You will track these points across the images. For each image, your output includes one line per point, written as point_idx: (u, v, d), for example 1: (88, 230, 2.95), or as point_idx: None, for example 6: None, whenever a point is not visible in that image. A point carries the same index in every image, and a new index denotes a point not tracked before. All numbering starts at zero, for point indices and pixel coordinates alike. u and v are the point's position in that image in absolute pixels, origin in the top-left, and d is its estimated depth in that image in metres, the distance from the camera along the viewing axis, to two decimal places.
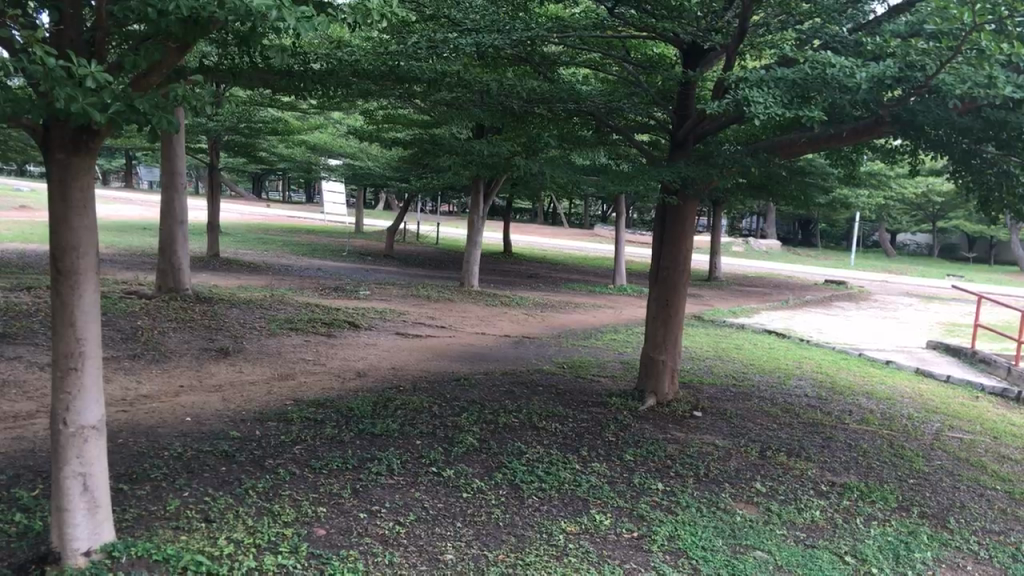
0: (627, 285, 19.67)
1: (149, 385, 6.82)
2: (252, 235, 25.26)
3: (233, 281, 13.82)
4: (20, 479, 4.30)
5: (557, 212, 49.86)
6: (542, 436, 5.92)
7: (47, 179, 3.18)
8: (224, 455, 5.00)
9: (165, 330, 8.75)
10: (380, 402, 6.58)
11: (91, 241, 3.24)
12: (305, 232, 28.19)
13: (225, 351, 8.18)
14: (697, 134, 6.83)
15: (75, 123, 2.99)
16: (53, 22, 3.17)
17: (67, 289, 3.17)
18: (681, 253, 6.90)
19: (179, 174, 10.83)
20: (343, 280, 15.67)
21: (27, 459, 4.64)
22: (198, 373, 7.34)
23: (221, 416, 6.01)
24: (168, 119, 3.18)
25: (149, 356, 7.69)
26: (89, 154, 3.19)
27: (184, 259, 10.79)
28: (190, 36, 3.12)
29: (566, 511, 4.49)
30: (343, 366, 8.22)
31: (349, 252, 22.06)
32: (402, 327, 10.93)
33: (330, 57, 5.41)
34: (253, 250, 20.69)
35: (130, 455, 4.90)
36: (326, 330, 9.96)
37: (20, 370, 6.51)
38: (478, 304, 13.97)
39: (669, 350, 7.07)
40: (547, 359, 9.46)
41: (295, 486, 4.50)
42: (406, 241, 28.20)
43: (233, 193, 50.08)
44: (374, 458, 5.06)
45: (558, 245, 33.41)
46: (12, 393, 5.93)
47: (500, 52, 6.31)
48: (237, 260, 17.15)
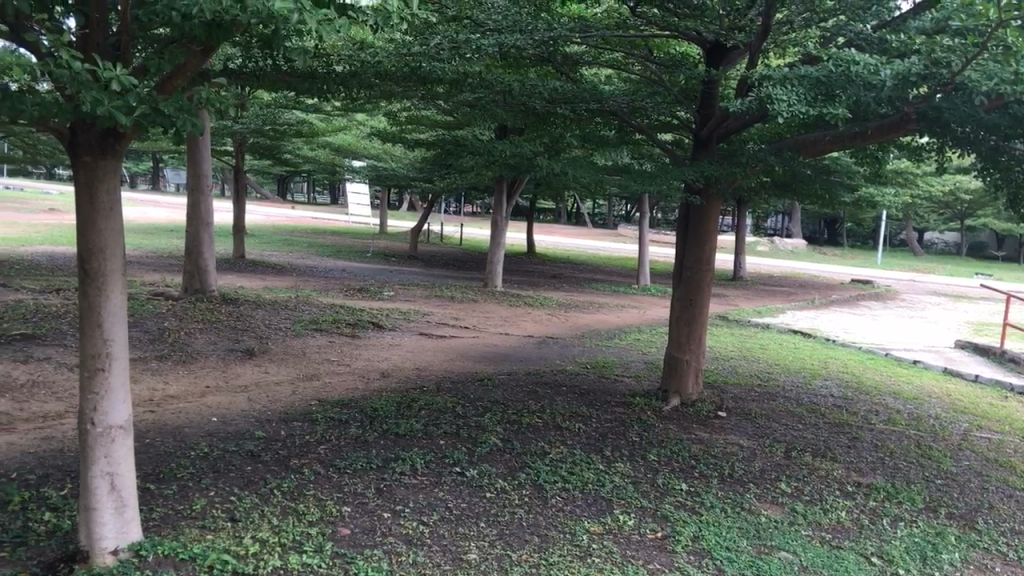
0: (650, 285, 19.55)
1: (176, 384, 6.89)
2: (277, 236, 25.45)
3: (258, 282, 13.93)
4: (49, 478, 4.34)
5: (580, 210, 50.01)
6: (566, 436, 5.92)
7: (74, 182, 3.22)
8: (250, 454, 5.04)
9: (192, 331, 8.84)
10: (404, 402, 6.61)
11: (118, 243, 3.28)
12: (330, 234, 28.30)
13: (251, 351, 8.26)
14: (721, 133, 6.79)
15: (102, 126, 3.03)
16: (79, 26, 3.22)
17: (94, 290, 3.22)
18: (704, 254, 6.86)
19: (205, 175, 10.94)
20: (367, 281, 15.72)
21: (56, 459, 4.68)
22: (224, 374, 7.39)
23: (247, 416, 6.07)
24: (193, 121, 3.23)
25: (176, 357, 7.77)
26: (115, 156, 3.24)
27: (209, 261, 10.85)
28: (214, 40, 3.17)
29: (589, 511, 4.49)
30: (368, 367, 8.26)
31: (373, 253, 22.11)
32: (425, 328, 10.97)
33: (350, 58, 5.41)
34: (277, 251, 20.83)
35: (158, 455, 4.95)
36: (350, 331, 10.03)
37: (49, 370, 6.60)
38: (501, 305, 13.99)
39: (693, 349, 7.04)
40: (570, 359, 9.45)
41: (320, 486, 4.52)
42: (429, 242, 28.28)
43: (258, 195, 50.60)
44: (398, 458, 5.09)
45: (580, 246, 33.28)
46: (41, 394, 5.99)
47: (522, 51, 6.33)
48: (262, 261, 17.27)
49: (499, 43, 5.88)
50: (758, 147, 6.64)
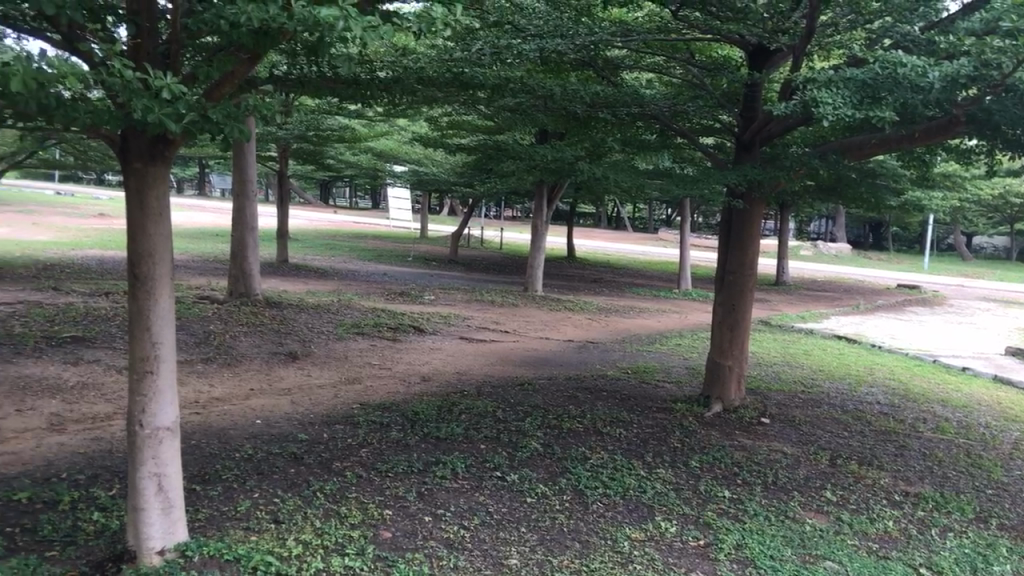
0: (691, 290, 19.40)
1: (221, 387, 6.98)
2: (319, 240, 25.67)
3: (301, 286, 14.07)
4: (97, 478, 4.41)
5: (621, 214, 49.82)
6: (607, 441, 5.90)
7: (125, 187, 3.29)
8: (293, 456, 5.09)
9: (237, 334, 8.95)
10: (445, 406, 6.63)
11: (167, 247, 3.35)
12: (371, 238, 28.51)
13: (294, 355, 8.34)
14: (764, 137, 6.73)
15: (152, 133, 3.09)
16: (130, 35, 3.29)
17: (143, 293, 3.28)
18: (747, 258, 6.80)
19: (250, 181, 11.10)
20: (409, 285, 15.81)
21: (105, 459, 4.76)
22: (267, 377, 7.47)
23: (290, 419, 6.13)
24: (240, 127, 3.28)
25: (221, 359, 7.87)
26: (164, 163, 3.31)
27: (253, 265, 10.97)
28: (261, 47, 3.21)
29: (630, 517, 4.46)
30: (409, 370, 8.30)
31: (414, 258, 22.23)
32: (466, 332, 11.00)
33: (393, 65, 5.45)
34: (320, 255, 21.03)
35: (204, 456, 5.02)
36: (392, 334, 10.09)
37: (98, 372, 6.72)
38: (542, 309, 13.98)
39: (736, 355, 6.97)
40: (611, 364, 9.41)
41: (362, 489, 4.55)
42: (470, 247, 28.37)
43: (301, 200, 51.17)
44: (439, 462, 5.11)
45: (620, 250, 33.16)
46: (91, 395, 6.09)
47: (563, 56, 6.35)
48: (305, 265, 17.45)
49: (540, 47, 5.91)
50: (801, 151, 6.57)
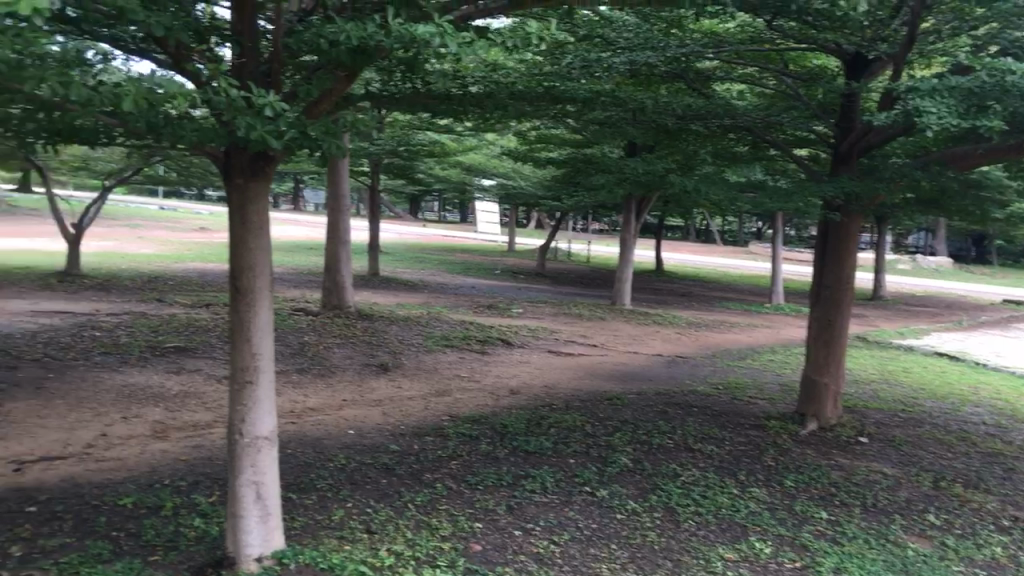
0: (784, 304, 18.99)
1: (315, 398, 7.12)
2: (409, 254, 26.03)
3: (392, 298, 14.29)
4: (198, 485, 4.54)
5: (710, 228, 49.15)
6: (698, 458, 5.81)
7: (228, 203, 3.41)
8: (385, 467, 5.16)
9: (330, 345, 9.14)
10: (534, 419, 6.63)
11: (268, 260, 3.44)
12: (460, 251, 28.79)
13: (385, 366, 8.46)
14: (862, 148, 6.54)
15: (253, 149, 3.18)
16: (234, 54, 3.40)
17: (244, 305, 3.39)
18: (844, 271, 6.63)
19: (344, 197, 11.38)
20: (497, 298, 15.89)
21: (206, 466, 4.89)
22: (359, 388, 7.59)
23: (382, 430, 6.21)
24: (337, 144, 3.35)
25: (315, 370, 8.04)
26: (265, 179, 3.41)
27: (346, 277, 11.18)
28: (358, 65, 3.28)
29: (724, 537, 4.38)
30: (498, 383, 8.32)
31: (502, 271, 22.35)
32: (554, 346, 10.98)
33: (485, 79, 5.50)
34: (410, 268, 21.33)
35: (299, 465, 5.13)
36: (481, 347, 10.15)
37: (199, 381, 6.93)
38: (630, 323, 13.87)
39: (832, 371, 6.78)
40: (701, 379, 9.27)
41: (452, 501, 4.57)
42: (557, 260, 28.38)
43: (391, 214, 52.06)
44: (528, 476, 5.10)
45: (710, 263, 32.69)
46: (192, 404, 6.28)
47: (653, 69, 6.39)
48: (396, 278, 17.71)
49: (631, 61, 5.98)
50: (902, 162, 6.37)
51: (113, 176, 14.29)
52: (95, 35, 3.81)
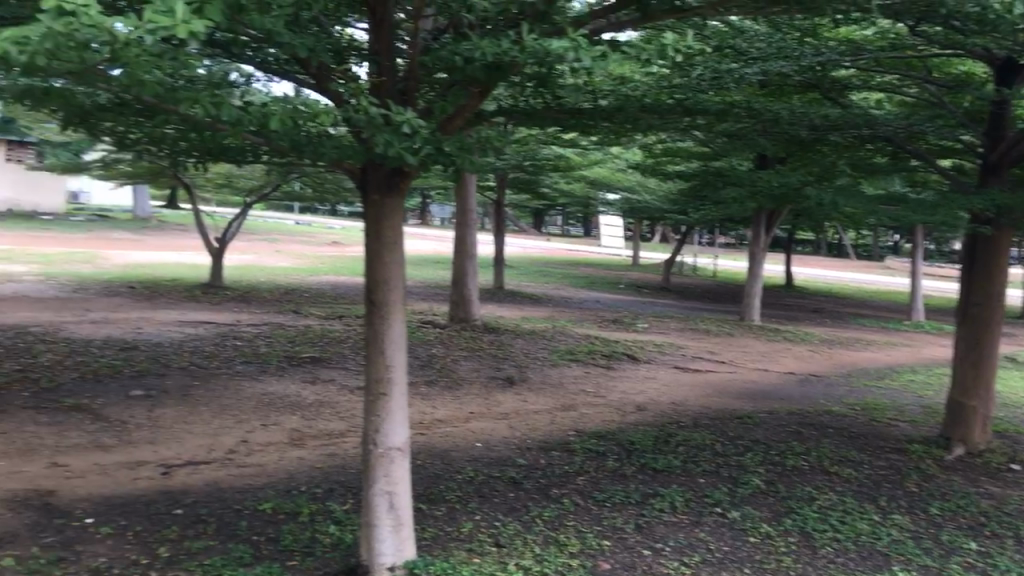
0: (924, 322, 18.12)
1: (443, 409, 7.22)
2: (533, 268, 26.17)
3: (517, 312, 14.38)
4: (333, 492, 4.65)
5: (843, 242, 47.45)
6: (834, 481, 5.58)
7: (365, 219, 3.50)
8: (512, 481, 5.17)
9: (457, 358, 9.26)
10: (662, 437, 6.52)
11: (402, 275, 3.51)
12: (584, 266, 28.74)
13: (512, 380, 8.50)
14: (1013, 157, 6.18)
15: (390, 166, 3.26)
16: (373, 73, 3.49)
17: (379, 318, 3.46)
18: (995, 288, 6.26)
19: (471, 212, 11.52)
20: (622, 313, 15.76)
21: (340, 474, 5.01)
22: (486, 401, 7.65)
23: (509, 443, 6.23)
24: (470, 159, 3.39)
25: (443, 382, 8.16)
26: (400, 194, 3.48)
27: (473, 290, 11.31)
28: (492, 82, 3.32)
29: (864, 565, 4.18)
30: (624, 399, 8.24)
31: (627, 285, 22.18)
32: (681, 362, 10.80)
33: (616, 92, 5.47)
34: (534, 282, 21.42)
35: (429, 476, 5.20)
36: (606, 362, 10.08)
37: (333, 391, 7.13)
38: (760, 340, 13.51)
39: (981, 394, 6.40)
40: (836, 399, 8.93)
41: (580, 518, 4.54)
42: (683, 275, 27.97)
43: (516, 229, 52.52)
44: (657, 494, 5.01)
45: (844, 279, 31.52)
46: (326, 413, 6.45)
47: (787, 78, 6.25)
48: (521, 292, 17.82)
49: (764, 70, 5.95)
50: None
51: (253, 192, 14.93)
52: (242, 58, 3.98)
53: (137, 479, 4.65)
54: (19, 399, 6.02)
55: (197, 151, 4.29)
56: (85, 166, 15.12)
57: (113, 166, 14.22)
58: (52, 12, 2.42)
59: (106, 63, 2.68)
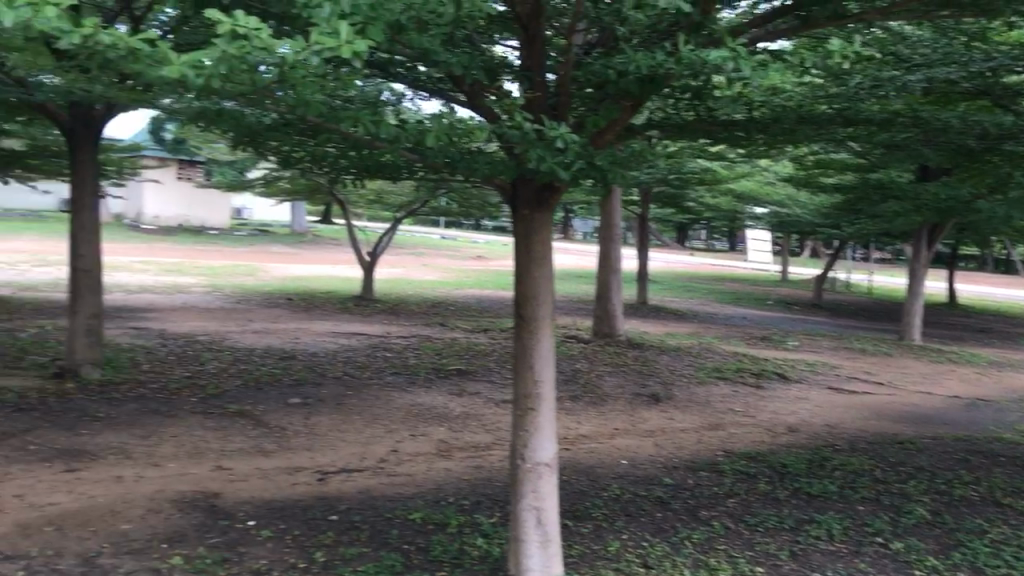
0: None
1: (588, 425, 7.17)
2: (678, 283, 25.76)
3: (661, 328, 14.17)
4: (480, 505, 4.68)
5: (1013, 259, 44.46)
6: (1008, 513, 5.20)
7: (514, 234, 3.53)
8: (660, 501, 5.06)
9: (601, 374, 9.20)
10: (816, 460, 6.25)
11: (550, 290, 3.50)
12: (730, 281, 28.07)
13: (657, 397, 8.36)
14: None
15: (541, 180, 3.26)
16: (526, 89, 3.51)
17: (527, 333, 3.47)
18: None
19: (615, 226, 11.44)
20: (771, 330, 15.28)
21: (486, 487, 5.04)
22: (631, 417, 7.55)
23: (655, 461, 6.12)
24: (621, 174, 3.37)
25: (588, 398, 8.11)
26: (549, 210, 3.51)
27: (617, 305, 11.23)
28: (645, 95, 3.28)
29: None
30: (774, 420, 7.96)
31: (776, 302, 21.49)
32: (835, 382, 10.35)
33: (770, 104, 5.30)
34: (679, 298, 21.07)
35: (575, 492, 5.16)
36: (756, 381, 9.77)
37: (479, 404, 7.20)
38: (922, 361, 12.78)
39: None
40: (1007, 426, 8.33)
41: (731, 542, 4.40)
42: (836, 291, 26.88)
43: (660, 243, 51.92)
44: (813, 521, 4.80)
45: (1014, 297, 29.51)
46: (473, 425, 6.51)
47: (954, 87, 5.87)
48: (665, 307, 17.56)
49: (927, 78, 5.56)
50: None
51: (403, 208, 15.35)
52: (398, 77, 4.10)
53: (295, 485, 4.83)
54: (188, 404, 6.38)
55: (354, 167, 4.45)
56: (248, 183, 15.94)
57: (274, 183, 14.93)
58: (227, 37, 2.55)
59: (274, 85, 2.81)
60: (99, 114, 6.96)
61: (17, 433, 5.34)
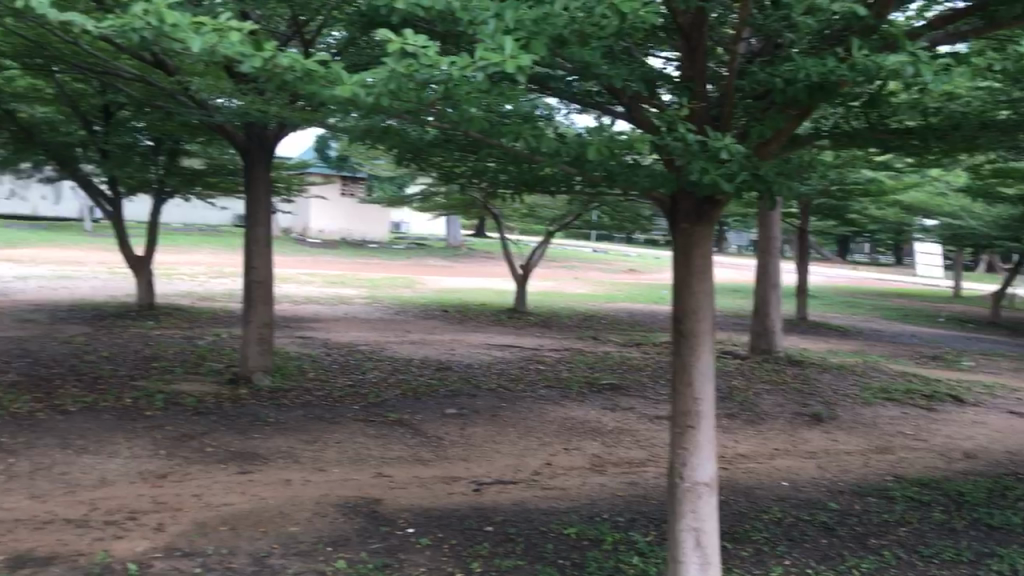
0: None
1: (746, 445, 6.95)
2: (840, 299, 24.71)
3: (822, 345, 13.61)
4: (635, 522, 4.61)
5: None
6: None
7: (673, 248, 3.46)
8: (824, 526, 4.84)
9: (759, 392, 8.91)
10: (997, 490, 5.82)
11: (711, 304, 3.41)
12: (897, 297, 26.68)
13: (819, 417, 8.02)
14: None
15: (703, 193, 3.19)
16: (687, 99, 3.45)
17: (685, 349, 3.40)
18: None
19: (774, 240, 11.09)
20: (943, 349, 14.41)
21: (642, 504, 4.96)
22: (792, 438, 7.26)
23: (818, 484, 5.86)
24: (787, 186, 3.26)
25: (746, 417, 7.87)
26: (710, 223, 3.42)
27: (776, 321, 10.87)
28: (814, 103, 3.16)
29: None
30: (949, 445, 7.47)
31: (948, 319, 20.26)
32: (1018, 406, 9.62)
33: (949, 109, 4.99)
34: (841, 313, 20.20)
35: (733, 513, 5.01)
36: (927, 403, 9.22)
37: (632, 419, 7.11)
38: None
39: None
40: None
41: (903, 573, 4.15)
42: (1016, 309, 25.07)
43: (820, 257, 50.00)
44: (994, 555, 4.47)
45: None
46: (627, 440, 6.44)
47: None
48: (826, 324, 16.87)
49: None
50: None
51: (556, 222, 15.44)
52: (556, 91, 4.12)
53: (452, 494, 4.91)
54: (350, 411, 6.61)
55: (512, 179, 4.49)
56: (407, 198, 16.45)
57: (431, 198, 15.33)
58: (396, 56, 2.65)
59: (440, 101, 2.90)
60: (273, 134, 7.37)
61: (195, 434, 5.68)
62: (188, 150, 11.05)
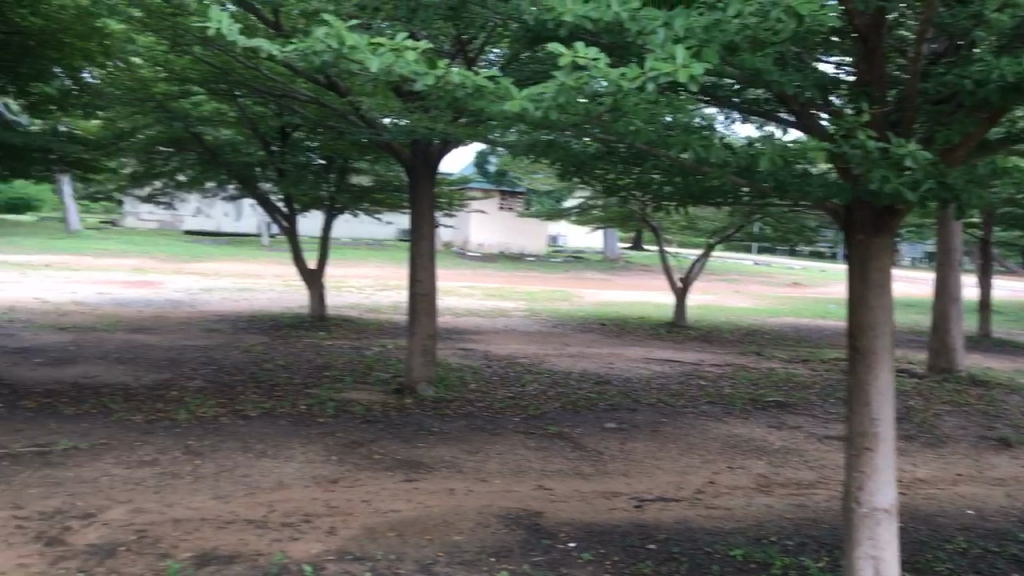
0: None
1: (926, 469, 6.54)
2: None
3: (1009, 364, 12.68)
4: (805, 546, 4.42)
5: None
6: None
7: (849, 260, 3.30)
8: (1016, 559, 4.48)
9: (939, 413, 8.38)
10: None
11: (890, 320, 3.23)
12: None
13: (1008, 442, 7.45)
14: None
15: (882, 203, 3.04)
16: (866, 104, 3.30)
17: (862, 367, 3.23)
18: None
19: (954, 251, 10.44)
20: None
21: (812, 528, 4.74)
22: (978, 463, 6.78)
23: (1009, 514, 5.44)
24: (976, 195, 3.05)
25: (925, 439, 7.42)
26: (889, 234, 3.25)
27: (957, 338, 10.22)
28: (1009, 104, 2.96)
29: None
30: None
31: None
32: None
33: None
34: None
35: (912, 541, 4.72)
36: None
37: (800, 438, 6.84)
38: None
39: None
40: None
41: None
42: None
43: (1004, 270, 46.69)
44: None
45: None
46: (795, 461, 6.19)
47: None
48: (1014, 341, 15.72)
49: None
50: None
51: (716, 234, 15.11)
52: (723, 100, 4.02)
53: (613, 510, 4.86)
54: (511, 423, 6.67)
55: (677, 185, 4.44)
56: (565, 211, 16.52)
57: (589, 211, 15.33)
58: (567, 69, 2.69)
59: (608, 114, 2.91)
60: (437, 150, 7.55)
61: (364, 442, 5.87)
62: (357, 167, 11.51)
